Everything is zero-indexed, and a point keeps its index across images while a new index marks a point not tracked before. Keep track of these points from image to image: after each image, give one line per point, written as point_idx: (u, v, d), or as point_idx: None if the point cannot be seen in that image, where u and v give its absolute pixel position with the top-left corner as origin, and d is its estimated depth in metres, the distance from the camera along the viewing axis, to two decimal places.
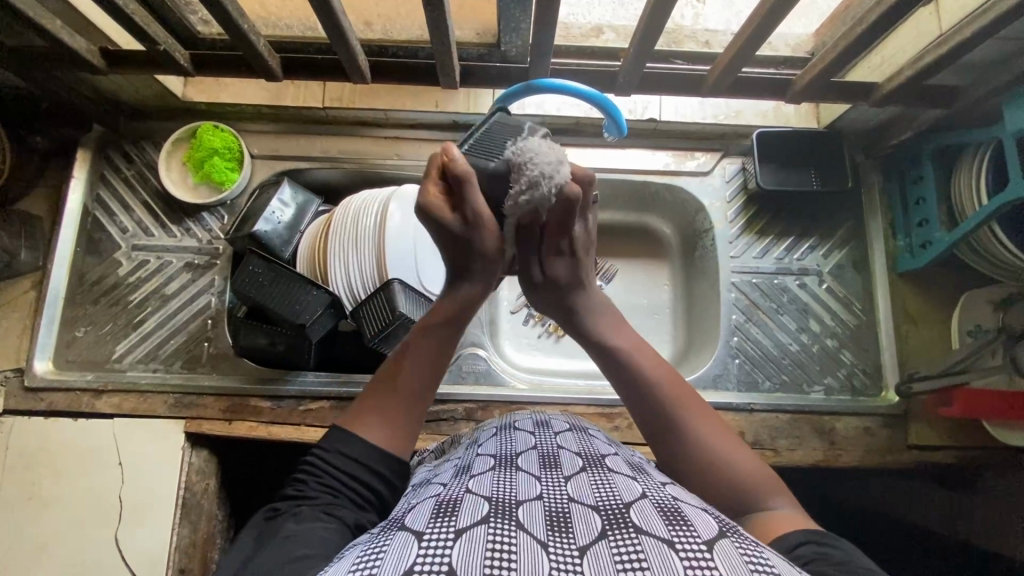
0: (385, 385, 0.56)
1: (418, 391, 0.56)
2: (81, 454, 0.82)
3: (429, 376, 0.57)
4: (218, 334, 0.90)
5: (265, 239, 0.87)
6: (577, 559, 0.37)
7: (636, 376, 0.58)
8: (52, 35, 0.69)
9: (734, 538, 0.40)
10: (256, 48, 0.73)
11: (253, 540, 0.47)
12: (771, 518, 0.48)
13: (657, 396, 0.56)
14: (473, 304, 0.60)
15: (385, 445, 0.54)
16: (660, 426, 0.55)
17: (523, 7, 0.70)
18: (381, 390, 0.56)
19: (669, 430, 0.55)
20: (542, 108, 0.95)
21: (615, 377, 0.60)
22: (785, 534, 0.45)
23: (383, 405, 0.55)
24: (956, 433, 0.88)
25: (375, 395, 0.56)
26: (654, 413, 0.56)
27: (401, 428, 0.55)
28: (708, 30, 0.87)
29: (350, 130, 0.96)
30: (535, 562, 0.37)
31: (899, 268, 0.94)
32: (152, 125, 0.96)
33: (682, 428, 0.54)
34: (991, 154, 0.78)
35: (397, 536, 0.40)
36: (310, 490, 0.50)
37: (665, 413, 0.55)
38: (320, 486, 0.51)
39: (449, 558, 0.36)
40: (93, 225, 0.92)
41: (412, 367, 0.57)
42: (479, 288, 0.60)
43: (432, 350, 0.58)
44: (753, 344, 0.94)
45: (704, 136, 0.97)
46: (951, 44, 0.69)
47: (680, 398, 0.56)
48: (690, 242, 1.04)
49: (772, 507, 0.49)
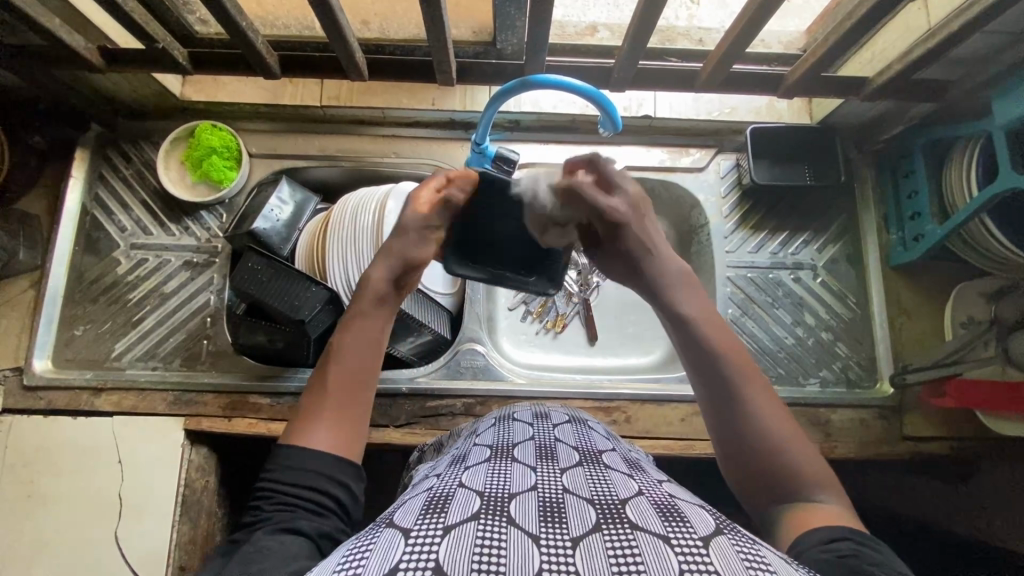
0: (320, 388, 0.55)
1: (353, 382, 0.56)
2: (80, 451, 0.82)
3: (362, 366, 0.57)
4: (217, 331, 0.90)
5: (263, 236, 0.88)
6: (569, 549, 0.38)
7: (705, 346, 0.56)
8: (51, 33, 0.70)
9: (730, 536, 0.41)
10: (254, 46, 0.74)
11: (213, 567, 0.45)
12: (807, 509, 0.47)
13: (721, 369, 0.54)
14: (387, 287, 0.61)
15: (331, 446, 0.53)
16: (728, 399, 0.53)
17: (519, 5, 0.71)
18: (317, 394, 0.55)
19: (732, 402, 0.52)
20: (539, 105, 0.96)
21: (679, 344, 0.58)
22: (813, 530, 0.44)
23: (324, 406, 0.54)
24: (950, 424, 0.89)
25: (312, 395, 0.55)
26: (717, 383, 0.54)
27: (341, 425, 0.54)
28: (702, 28, 0.88)
29: (347, 128, 0.97)
30: (526, 558, 0.37)
31: (892, 261, 0.95)
32: (151, 125, 0.96)
33: (741, 401, 0.52)
34: (980, 150, 0.79)
35: (384, 533, 0.40)
36: (265, 511, 0.49)
37: (732, 391, 0.53)
38: (274, 505, 0.49)
39: (437, 553, 0.37)
40: (92, 225, 0.93)
41: (343, 363, 0.57)
42: (387, 270, 0.62)
43: (356, 343, 0.58)
44: (749, 337, 0.95)
45: (699, 133, 0.99)
46: (938, 39, 0.70)
47: (749, 375, 0.54)
48: (686, 238, 1.04)
49: (816, 498, 0.48)
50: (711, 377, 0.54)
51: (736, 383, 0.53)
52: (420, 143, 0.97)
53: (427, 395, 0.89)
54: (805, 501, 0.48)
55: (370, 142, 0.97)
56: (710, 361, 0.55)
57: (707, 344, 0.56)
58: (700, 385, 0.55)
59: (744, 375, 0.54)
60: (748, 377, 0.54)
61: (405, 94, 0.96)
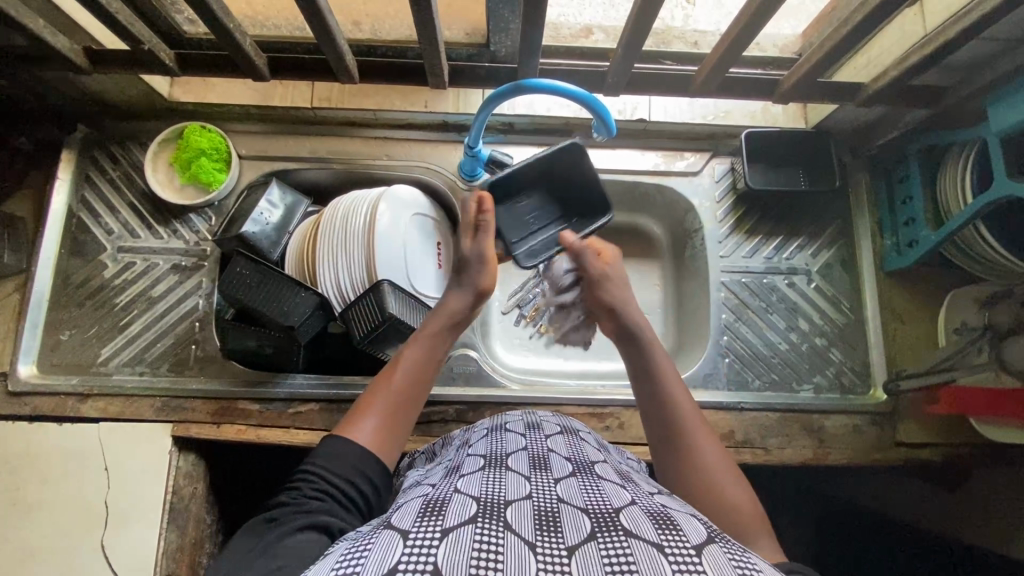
0: (382, 386, 0.60)
1: (410, 393, 0.60)
2: (65, 458, 0.81)
3: (420, 382, 0.62)
4: (205, 336, 0.89)
5: (253, 240, 0.86)
6: (565, 558, 0.37)
7: (661, 397, 0.63)
8: (34, 34, 0.68)
9: (722, 545, 0.40)
10: (243, 48, 0.73)
11: (248, 541, 0.46)
12: (756, 550, 0.50)
13: (672, 414, 0.61)
14: (457, 315, 0.68)
15: (376, 447, 0.56)
16: (676, 446, 0.59)
17: (512, 7, 0.70)
18: (378, 392, 0.60)
19: (681, 446, 0.58)
20: (533, 109, 0.95)
21: (642, 395, 0.64)
22: (782, 565, 0.46)
23: (380, 405, 0.58)
24: (942, 431, 0.89)
25: (372, 393, 0.60)
26: (665, 430, 0.61)
27: (391, 429, 0.58)
28: (697, 30, 0.87)
29: (338, 129, 0.96)
30: (523, 563, 0.36)
31: (887, 266, 0.94)
32: (139, 126, 0.95)
33: (689, 447, 0.58)
34: (975, 155, 0.78)
35: (382, 535, 0.39)
36: (299, 496, 0.50)
37: (678, 437, 0.59)
38: (311, 492, 0.50)
39: (434, 557, 0.36)
40: (78, 227, 0.91)
41: (406, 373, 0.61)
42: (465, 298, 0.70)
43: (422, 356, 0.63)
44: (743, 343, 0.94)
45: (694, 136, 0.98)
46: (934, 45, 0.70)
47: (695, 425, 0.60)
48: (681, 242, 1.04)
49: (759, 542, 0.51)
50: (663, 426, 0.61)
51: (686, 430, 0.60)
52: (412, 146, 0.96)
53: None
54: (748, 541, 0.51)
55: (361, 144, 0.96)
56: (666, 411, 0.61)
57: (664, 396, 0.63)
58: (652, 429, 0.62)
59: (691, 423, 0.60)
60: (695, 427, 0.60)
61: (397, 96, 0.95)
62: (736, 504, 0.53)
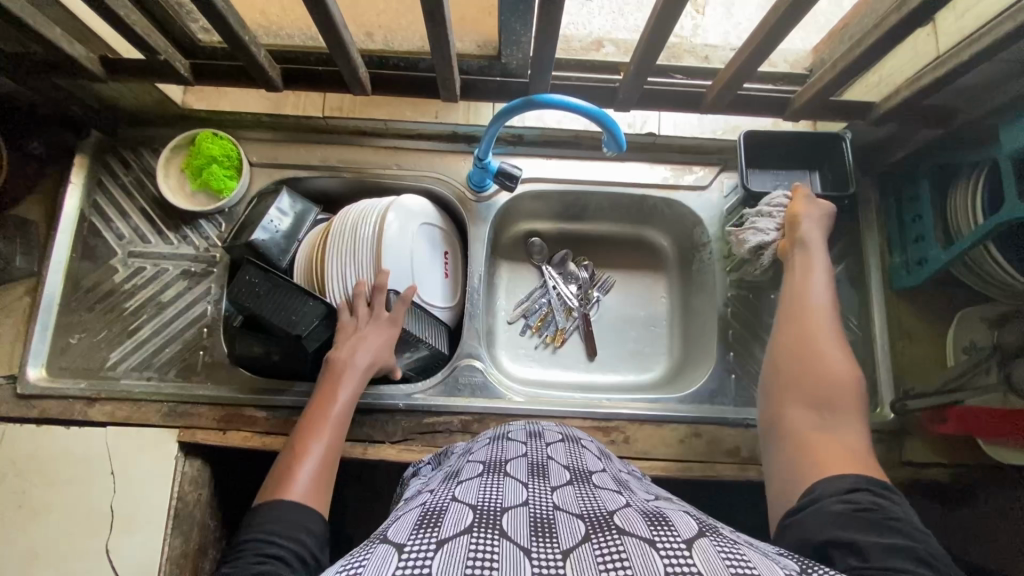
0: (300, 447, 0.70)
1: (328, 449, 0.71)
2: (72, 463, 0.81)
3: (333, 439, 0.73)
4: (213, 342, 0.89)
5: (263, 249, 0.87)
6: (560, 561, 0.37)
7: (802, 302, 0.71)
8: (52, 43, 0.69)
9: (713, 538, 0.40)
10: (257, 59, 0.73)
11: None
12: (834, 437, 0.59)
13: (804, 315, 0.69)
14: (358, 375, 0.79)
15: (305, 498, 0.64)
16: (799, 332, 0.68)
17: (524, 21, 0.69)
18: (295, 454, 0.70)
19: (803, 332, 0.68)
20: (543, 121, 0.97)
21: (790, 296, 0.73)
22: (839, 478, 0.54)
23: (299, 463, 0.68)
24: (948, 451, 0.88)
25: (292, 455, 0.69)
26: (797, 320, 0.69)
27: (317, 480, 0.67)
28: (708, 44, 0.86)
29: (348, 138, 0.97)
30: (517, 568, 0.36)
31: (895, 285, 0.94)
32: (151, 132, 0.95)
33: (810, 338, 0.67)
34: (987, 176, 0.78)
35: (378, 549, 0.39)
36: (244, 563, 0.55)
37: (805, 329, 0.68)
38: (256, 557, 0.56)
39: (429, 567, 0.36)
40: (89, 232, 0.92)
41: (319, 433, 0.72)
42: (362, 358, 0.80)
43: (332, 416, 0.75)
44: (750, 359, 0.94)
45: (703, 150, 0.98)
46: (947, 67, 0.69)
47: (823, 324, 0.68)
48: (688, 255, 1.04)
49: (843, 422, 0.60)
50: (791, 317, 0.70)
51: (810, 323, 0.68)
52: (422, 155, 0.97)
53: (424, 411, 0.88)
54: (833, 422, 0.60)
55: (372, 153, 0.96)
56: (801, 309, 0.70)
57: (802, 301, 0.71)
58: (783, 319, 0.71)
59: (821, 323, 0.68)
60: (824, 329, 0.68)
61: (408, 106, 0.97)
62: (841, 375, 0.63)
